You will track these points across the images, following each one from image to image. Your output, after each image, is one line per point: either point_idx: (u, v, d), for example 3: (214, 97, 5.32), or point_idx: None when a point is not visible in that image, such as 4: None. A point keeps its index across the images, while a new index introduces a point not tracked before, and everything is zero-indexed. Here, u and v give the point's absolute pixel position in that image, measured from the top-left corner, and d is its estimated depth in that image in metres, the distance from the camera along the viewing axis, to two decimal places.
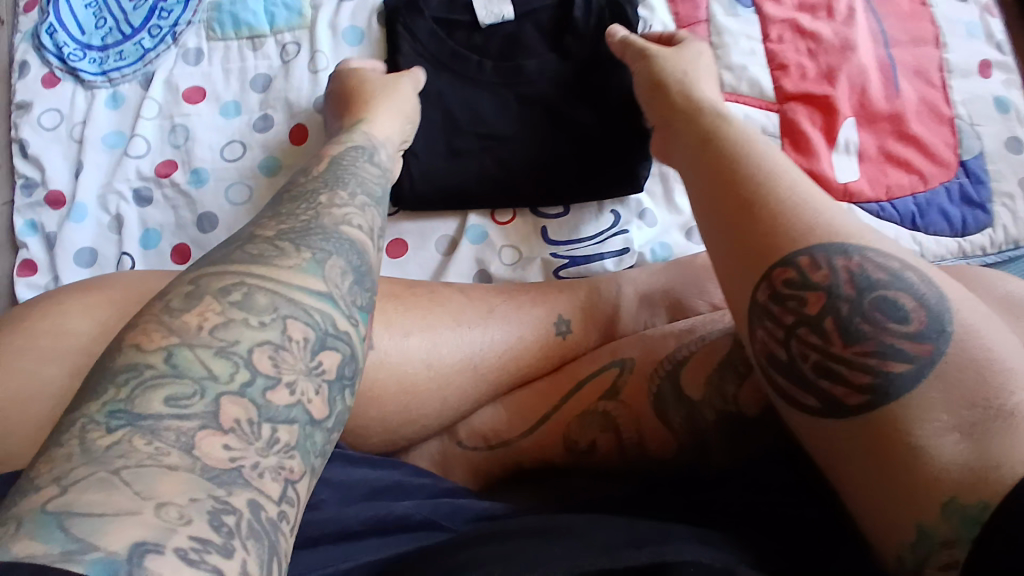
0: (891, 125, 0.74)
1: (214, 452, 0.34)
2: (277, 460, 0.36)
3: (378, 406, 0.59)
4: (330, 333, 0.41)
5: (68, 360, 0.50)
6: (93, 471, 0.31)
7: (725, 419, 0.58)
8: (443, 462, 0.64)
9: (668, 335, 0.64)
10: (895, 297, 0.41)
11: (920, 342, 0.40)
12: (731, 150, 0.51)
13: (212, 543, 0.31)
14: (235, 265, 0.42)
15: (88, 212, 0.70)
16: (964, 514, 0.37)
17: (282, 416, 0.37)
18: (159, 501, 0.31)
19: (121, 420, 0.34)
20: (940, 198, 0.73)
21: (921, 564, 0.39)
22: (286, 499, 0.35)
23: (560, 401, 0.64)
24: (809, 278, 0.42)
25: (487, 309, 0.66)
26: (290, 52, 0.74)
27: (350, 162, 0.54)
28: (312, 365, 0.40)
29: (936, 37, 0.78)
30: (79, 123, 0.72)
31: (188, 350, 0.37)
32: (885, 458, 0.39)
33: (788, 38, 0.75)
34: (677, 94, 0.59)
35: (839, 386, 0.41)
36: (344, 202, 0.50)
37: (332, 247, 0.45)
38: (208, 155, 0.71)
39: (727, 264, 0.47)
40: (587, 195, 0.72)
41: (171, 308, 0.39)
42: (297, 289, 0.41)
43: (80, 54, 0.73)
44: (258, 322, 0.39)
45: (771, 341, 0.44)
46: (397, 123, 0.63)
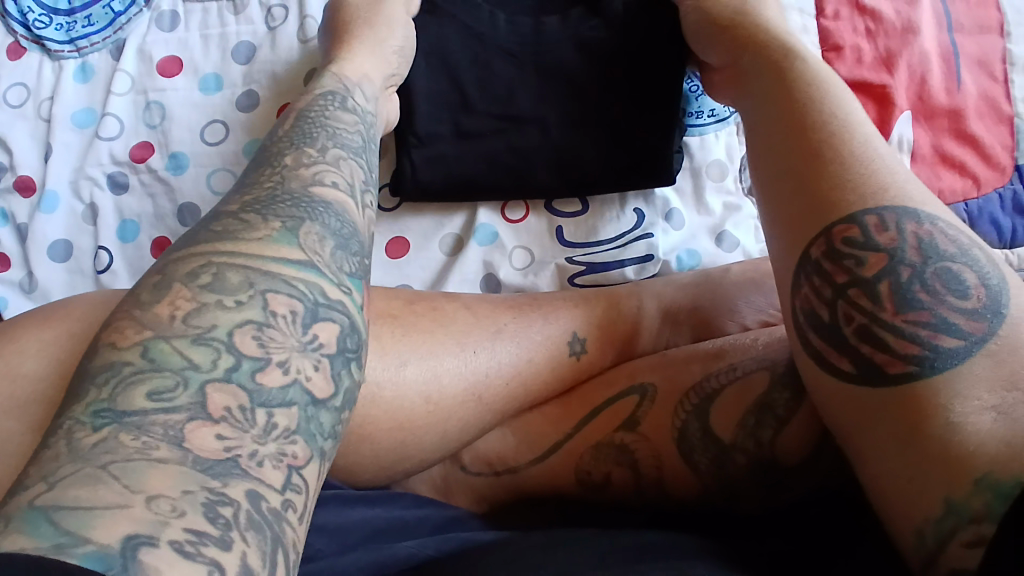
0: (949, 121, 0.68)
1: (207, 443, 0.29)
2: (277, 447, 0.31)
3: (369, 443, 0.51)
4: (321, 303, 0.35)
5: (31, 383, 0.45)
6: (79, 467, 0.27)
7: (760, 465, 0.50)
8: (445, 488, 0.57)
9: (693, 361, 0.55)
10: (958, 271, 0.38)
11: (974, 318, 0.36)
12: (806, 121, 0.45)
13: (209, 535, 0.27)
14: (198, 245, 0.36)
15: (60, 200, 0.64)
16: (997, 489, 0.33)
17: (278, 399, 0.32)
18: (150, 494, 0.27)
19: (106, 419, 0.29)
20: (993, 206, 0.67)
21: (944, 540, 0.35)
22: (291, 488, 0.31)
23: (573, 426, 0.56)
24: (873, 239, 0.39)
25: (494, 327, 0.58)
26: (277, 17, 0.67)
27: (320, 113, 0.48)
28: (306, 340, 0.34)
29: (1000, 25, 0.71)
30: (47, 99, 0.66)
31: (163, 343, 0.31)
32: (914, 431, 0.35)
33: (845, 14, 0.68)
34: (754, 68, 0.52)
35: (880, 352, 0.37)
36: (313, 159, 0.43)
37: (306, 212, 0.39)
38: (187, 135, 0.65)
39: (784, 264, 0.42)
40: (621, 184, 0.66)
41: (142, 302, 0.33)
42: (273, 262, 0.35)
43: (45, 20, 0.66)
44: (233, 302, 0.33)
45: (815, 299, 0.40)
46: (376, 62, 0.58)
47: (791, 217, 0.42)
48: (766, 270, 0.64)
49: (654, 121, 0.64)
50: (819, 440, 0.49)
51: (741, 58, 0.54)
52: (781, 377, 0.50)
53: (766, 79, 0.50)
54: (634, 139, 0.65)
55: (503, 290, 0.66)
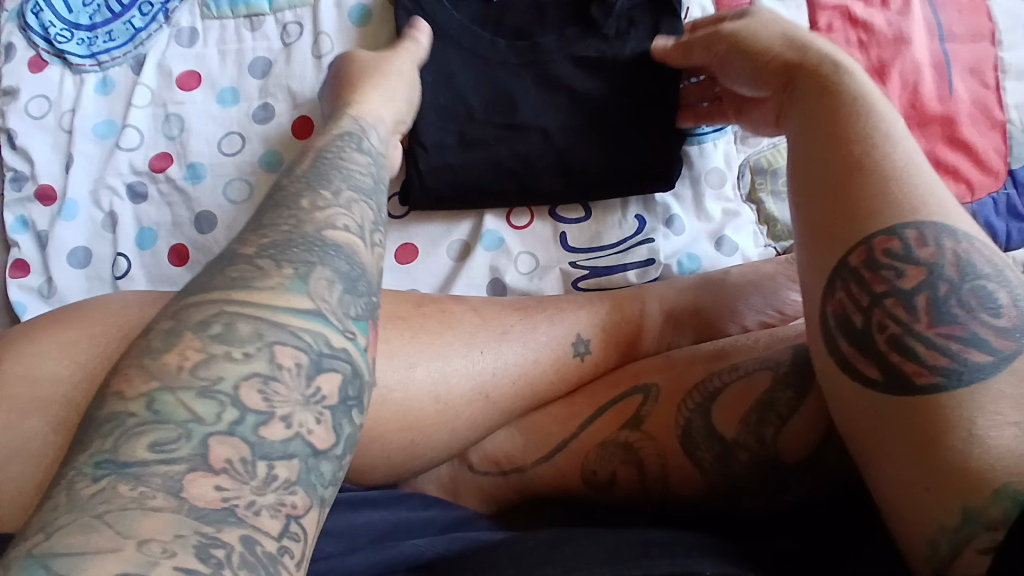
0: (942, 128, 0.70)
1: (204, 493, 0.30)
2: (275, 498, 0.32)
3: (380, 443, 0.53)
4: (325, 353, 0.36)
5: (56, 390, 0.47)
6: (75, 515, 0.29)
7: (760, 464, 0.52)
8: (453, 486, 0.59)
9: (697, 363, 0.58)
10: (992, 290, 0.39)
11: (1005, 336, 0.37)
12: (834, 144, 0.47)
13: (200, 573, 0.28)
14: (213, 292, 0.37)
15: (80, 209, 0.66)
16: (1018, 499, 0.34)
17: (279, 451, 0.33)
18: (141, 538, 0.28)
19: (105, 469, 0.30)
20: (987, 210, 0.69)
21: (959, 547, 0.35)
22: (288, 535, 0.32)
23: (579, 426, 0.58)
24: (913, 252, 0.40)
25: (501, 329, 0.60)
26: (293, 34, 0.69)
27: (337, 155, 0.49)
28: (309, 393, 0.35)
29: (992, 33, 0.72)
30: (68, 111, 0.68)
31: (169, 395, 0.33)
32: (935, 441, 0.36)
33: (838, 26, 0.71)
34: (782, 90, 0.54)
35: (910, 361, 0.38)
36: (328, 202, 0.44)
37: (318, 256, 0.40)
38: (205, 148, 0.67)
39: (818, 270, 0.44)
40: (622, 188, 0.68)
41: (151, 350, 0.35)
42: (283, 312, 0.36)
43: (67, 35, 0.69)
44: (241, 354, 0.34)
45: (849, 304, 0.41)
46: (388, 104, 0.58)
47: (814, 241, 0.44)
48: (764, 272, 0.66)
49: (660, 127, 0.66)
50: (820, 443, 0.51)
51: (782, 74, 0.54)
52: (784, 376, 0.53)
53: (793, 106, 0.52)
54: (640, 147, 0.66)
55: (509, 293, 0.68)
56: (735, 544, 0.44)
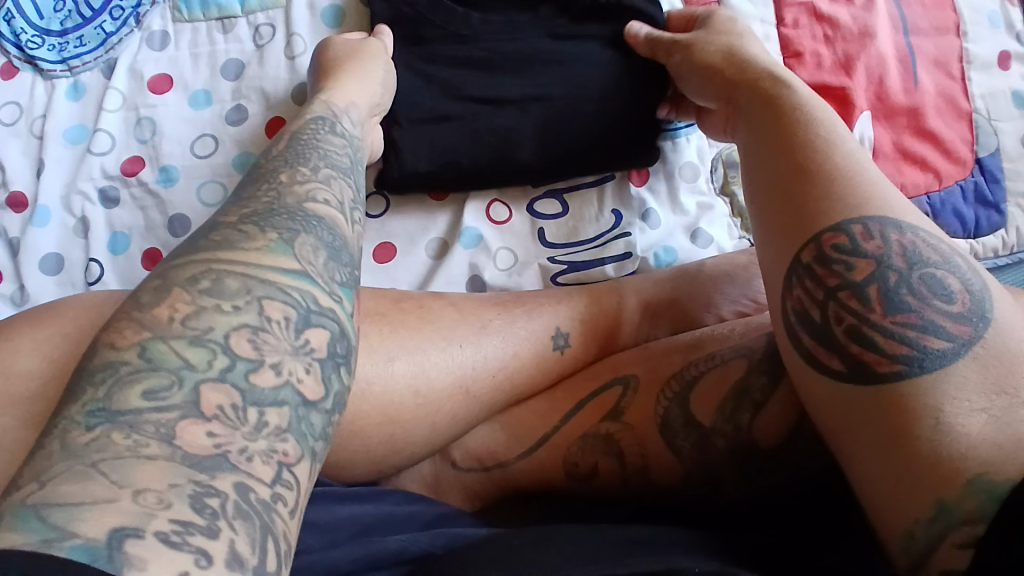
0: (908, 119, 0.71)
1: (197, 439, 0.31)
2: (267, 444, 0.32)
3: (360, 437, 0.53)
4: (313, 310, 0.37)
5: (23, 394, 0.46)
6: (69, 465, 0.28)
7: (737, 450, 0.53)
8: (435, 485, 0.59)
9: (673, 353, 0.59)
10: (943, 278, 0.40)
11: (961, 322, 0.39)
12: (800, 135, 0.48)
13: (196, 525, 0.28)
14: (199, 254, 0.37)
15: (52, 214, 0.65)
16: (992, 491, 0.36)
17: (270, 399, 0.33)
18: (137, 488, 0.28)
19: (100, 418, 0.30)
20: (955, 198, 0.71)
21: (936, 540, 0.37)
22: (281, 483, 0.32)
23: (560, 420, 0.59)
24: (861, 246, 0.42)
25: (479, 324, 0.60)
26: (265, 35, 0.69)
27: (311, 135, 0.49)
28: (299, 344, 0.35)
29: (956, 25, 0.75)
30: (39, 117, 0.67)
31: (162, 342, 0.33)
32: (904, 432, 0.38)
33: (804, 23, 0.71)
34: (744, 92, 0.55)
35: (869, 351, 0.39)
36: (307, 177, 0.44)
37: (301, 225, 0.40)
38: (177, 149, 0.66)
39: (777, 266, 0.45)
40: (608, 166, 0.69)
41: (141, 303, 0.35)
42: (269, 270, 0.37)
43: (38, 41, 0.68)
44: (231, 307, 0.35)
45: (807, 300, 0.42)
46: (369, 90, 0.59)
47: (781, 225, 0.45)
48: (739, 261, 0.67)
49: (637, 104, 0.67)
50: (793, 428, 0.52)
51: (733, 92, 0.56)
52: (758, 364, 0.54)
53: (755, 105, 0.53)
54: (614, 124, 0.67)
55: (488, 290, 0.69)
56: (718, 538, 0.45)
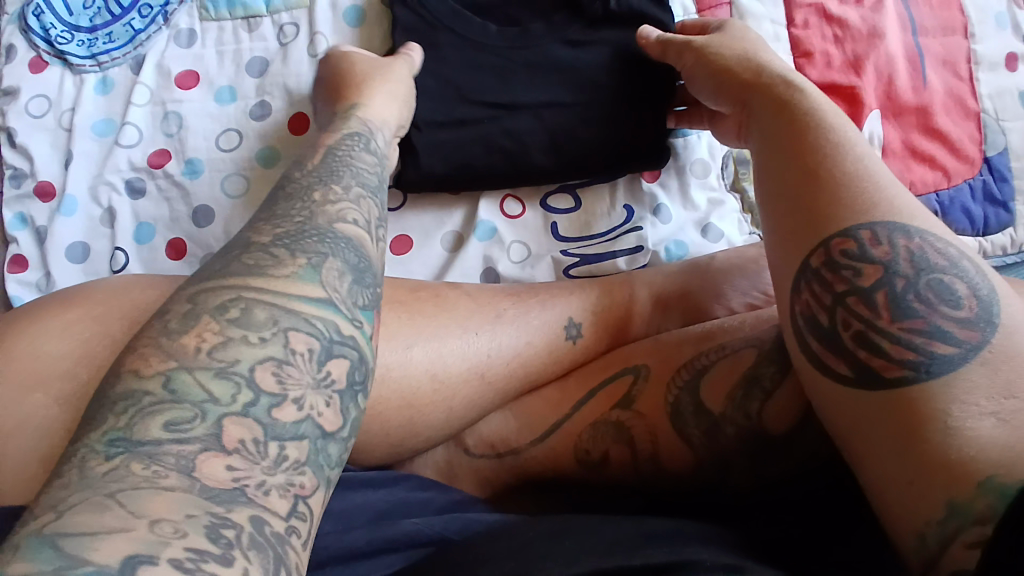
0: (917, 118, 0.72)
1: (216, 473, 0.32)
2: (285, 478, 0.34)
3: (380, 421, 0.55)
4: (335, 340, 0.38)
5: (52, 382, 0.48)
6: (86, 495, 0.30)
7: (746, 438, 0.54)
8: (449, 469, 0.61)
9: (685, 343, 0.60)
10: (950, 282, 0.42)
11: (968, 327, 0.40)
12: (809, 143, 0.49)
13: (210, 553, 0.29)
14: (230, 278, 0.39)
15: (79, 205, 0.67)
16: (1002, 490, 0.37)
17: (290, 433, 0.35)
18: (152, 518, 0.29)
19: (120, 447, 0.31)
20: (963, 195, 0.71)
21: (947, 540, 0.39)
22: (296, 515, 0.33)
23: (572, 408, 0.61)
24: (869, 251, 0.43)
25: (494, 313, 0.62)
26: (288, 34, 0.70)
27: (347, 152, 0.51)
28: (320, 377, 0.37)
29: (964, 26, 0.76)
30: (68, 110, 0.69)
31: (185, 373, 0.34)
32: (913, 434, 0.39)
33: (814, 23, 0.72)
34: (756, 95, 0.55)
35: (877, 357, 0.41)
36: (338, 196, 0.46)
37: (329, 247, 0.42)
38: (203, 143, 0.68)
39: (787, 270, 0.46)
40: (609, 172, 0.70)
41: (169, 330, 0.36)
42: (295, 299, 0.38)
43: (67, 37, 0.70)
44: (257, 338, 0.36)
45: (815, 304, 0.44)
46: (394, 107, 0.60)
47: (791, 233, 0.47)
48: (749, 256, 0.68)
49: (653, 105, 0.68)
50: (802, 418, 0.53)
51: (745, 96, 0.56)
52: (767, 353, 0.55)
53: (769, 110, 0.53)
54: (629, 124, 0.68)
55: (502, 282, 0.70)
56: (734, 531, 0.47)
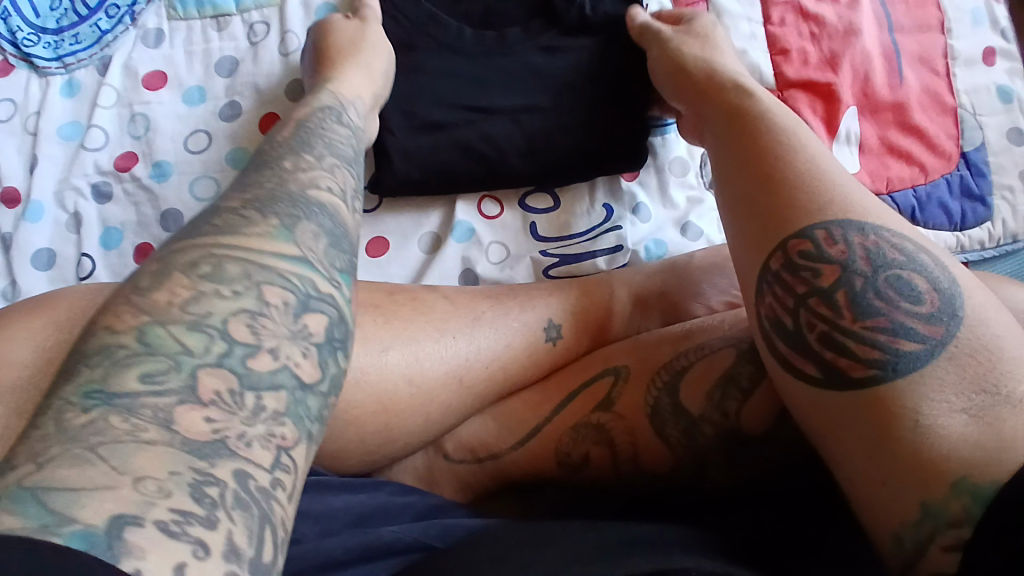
0: (893, 114, 0.72)
1: (195, 425, 0.31)
2: (265, 429, 0.33)
3: (357, 426, 0.54)
4: (312, 296, 0.37)
5: (15, 391, 0.46)
6: (67, 447, 0.28)
7: (724, 436, 0.55)
8: (429, 476, 0.60)
9: (663, 343, 0.60)
10: (909, 279, 0.42)
11: (931, 323, 0.40)
12: (756, 128, 0.51)
13: (195, 514, 0.28)
14: (200, 238, 0.38)
15: (45, 211, 0.65)
16: (977, 491, 0.36)
17: (266, 383, 0.34)
18: (137, 475, 0.28)
19: (95, 400, 0.30)
20: (941, 191, 0.72)
21: (923, 544, 0.38)
22: (280, 467, 0.32)
23: (552, 411, 0.60)
24: (826, 251, 0.43)
25: (473, 316, 0.61)
26: (259, 32, 0.69)
27: (317, 123, 0.52)
28: (296, 328, 0.36)
29: (940, 23, 0.76)
30: (33, 113, 0.67)
31: (160, 328, 0.33)
32: (885, 431, 0.39)
33: (790, 20, 0.72)
34: (710, 96, 0.57)
35: (843, 357, 0.41)
36: (311, 165, 0.46)
37: (302, 211, 0.41)
38: (171, 145, 0.66)
39: (750, 272, 0.46)
40: (592, 171, 0.68)
41: (141, 289, 0.35)
42: (270, 256, 0.38)
43: (34, 39, 0.68)
44: (229, 292, 0.35)
45: (779, 307, 0.44)
46: (368, 83, 0.61)
47: (757, 214, 0.47)
48: (727, 254, 0.68)
49: (625, 108, 0.68)
50: (778, 416, 0.53)
51: (702, 105, 0.57)
52: (746, 354, 0.55)
53: (719, 115, 0.55)
54: (606, 127, 0.67)
55: (481, 283, 0.69)
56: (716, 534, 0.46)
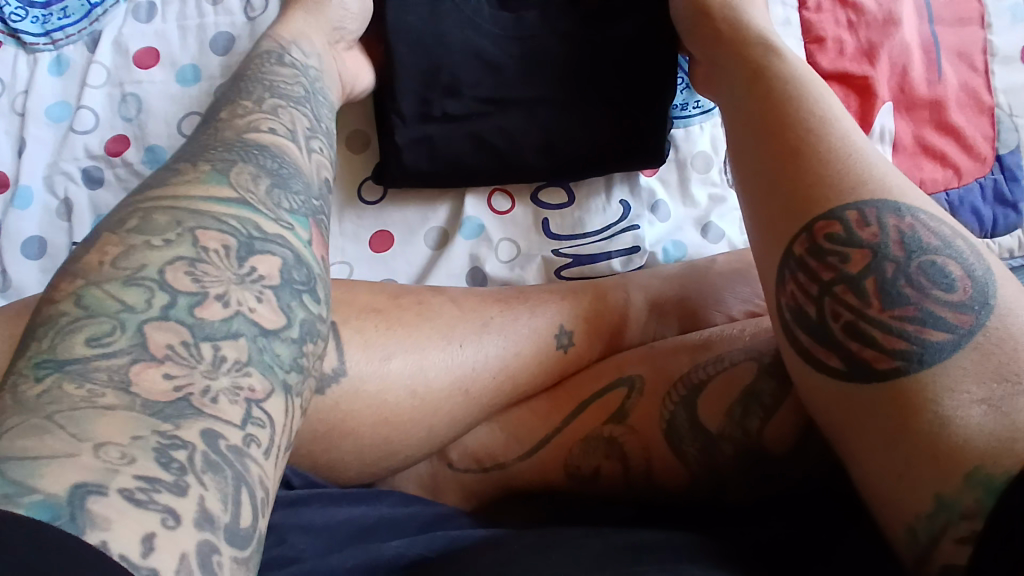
0: (930, 112, 0.68)
1: (154, 384, 0.32)
2: (230, 381, 0.34)
3: (352, 438, 0.51)
4: (255, 237, 0.39)
5: None
6: (25, 418, 0.30)
7: (745, 454, 0.51)
8: (432, 484, 0.57)
9: (680, 350, 0.56)
10: (943, 264, 0.39)
11: (961, 311, 0.38)
12: (780, 91, 0.49)
13: (162, 482, 0.29)
14: (135, 196, 0.40)
15: (34, 196, 0.63)
16: (989, 484, 0.35)
17: (222, 332, 0.35)
18: (98, 442, 0.29)
19: (48, 368, 0.31)
20: (974, 196, 0.68)
21: (936, 537, 0.37)
22: (252, 422, 0.34)
23: (562, 421, 0.56)
24: (855, 234, 0.40)
25: (481, 322, 0.57)
26: (256, 7, 0.66)
27: (260, 69, 0.53)
28: (243, 273, 0.38)
29: (981, 17, 0.70)
30: (21, 93, 0.65)
31: (95, 289, 0.34)
32: (906, 426, 0.37)
33: (827, 6, 0.68)
34: (735, 68, 0.54)
35: (869, 349, 0.38)
36: (248, 111, 0.48)
37: (237, 155, 0.43)
38: (164, 129, 0.64)
39: (769, 255, 0.44)
40: (601, 167, 0.65)
41: (75, 258, 0.37)
42: (201, 201, 0.39)
43: (21, 13, 0.64)
44: (161, 242, 0.37)
45: (801, 295, 0.41)
46: (319, 26, 0.61)
47: (771, 185, 0.45)
48: (750, 261, 0.65)
49: (639, 98, 0.64)
50: (802, 432, 0.50)
51: (727, 71, 0.55)
52: (767, 367, 0.52)
53: (743, 80, 0.53)
54: (620, 120, 0.64)
55: (489, 284, 0.66)
56: (725, 546, 0.43)
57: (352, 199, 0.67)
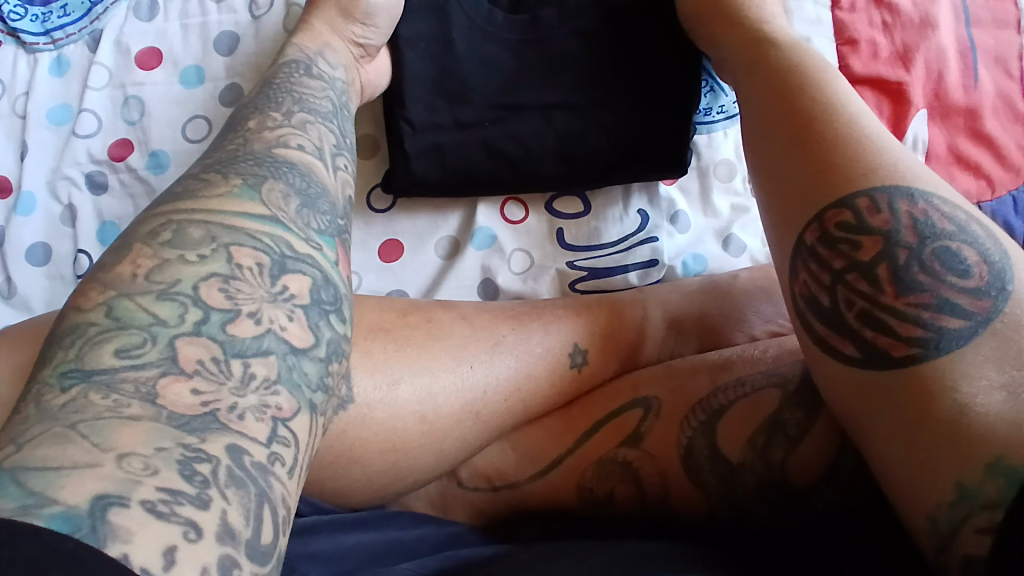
0: (965, 120, 0.67)
1: (181, 399, 0.30)
2: (258, 399, 0.32)
3: (359, 466, 0.48)
4: (289, 256, 0.37)
5: None
6: (48, 427, 0.28)
7: (768, 488, 0.48)
8: (442, 504, 0.54)
9: (699, 372, 0.53)
10: (957, 249, 0.38)
11: (978, 297, 0.37)
12: (803, 76, 0.47)
13: (185, 494, 0.27)
14: (162, 206, 0.38)
15: (37, 203, 0.62)
16: (1012, 473, 0.34)
17: (253, 349, 0.33)
18: (120, 453, 0.27)
19: (74, 379, 0.30)
20: (1007, 208, 0.66)
21: (956, 527, 0.35)
22: (278, 440, 0.31)
23: (574, 442, 0.53)
24: (866, 221, 0.39)
25: (492, 340, 0.54)
26: (261, 5, 0.65)
27: (287, 79, 0.52)
28: (276, 291, 0.35)
29: (1017, 20, 0.69)
30: (22, 95, 0.64)
31: (128, 300, 0.33)
32: (924, 413, 0.36)
33: (861, 6, 0.66)
34: (740, 59, 0.53)
35: (883, 335, 0.37)
36: (277, 123, 0.46)
37: (268, 171, 0.41)
38: (168, 133, 0.63)
39: (782, 244, 0.43)
40: (624, 176, 0.63)
41: (104, 266, 0.35)
42: (232, 215, 0.37)
43: (21, 11, 0.63)
44: (195, 257, 0.35)
45: (814, 285, 0.40)
46: (339, 27, 0.60)
47: (790, 173, 0.43)
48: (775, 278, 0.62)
49: (662, 108, 0.62)
50: (831, 464, 0.47)
51: (735, 60, 0.54)
52: (791, 395, 0.49)
53: (751, 69, 0.52)
54: (640, 129, 0.62)
55: (501, 297, 0.64)
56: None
57: (360, 207, 0.65)
